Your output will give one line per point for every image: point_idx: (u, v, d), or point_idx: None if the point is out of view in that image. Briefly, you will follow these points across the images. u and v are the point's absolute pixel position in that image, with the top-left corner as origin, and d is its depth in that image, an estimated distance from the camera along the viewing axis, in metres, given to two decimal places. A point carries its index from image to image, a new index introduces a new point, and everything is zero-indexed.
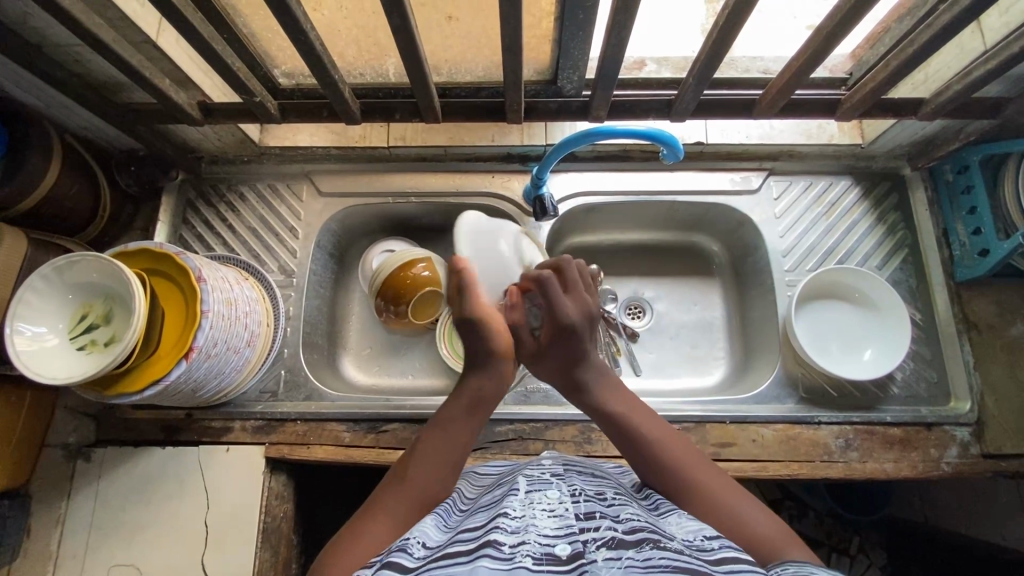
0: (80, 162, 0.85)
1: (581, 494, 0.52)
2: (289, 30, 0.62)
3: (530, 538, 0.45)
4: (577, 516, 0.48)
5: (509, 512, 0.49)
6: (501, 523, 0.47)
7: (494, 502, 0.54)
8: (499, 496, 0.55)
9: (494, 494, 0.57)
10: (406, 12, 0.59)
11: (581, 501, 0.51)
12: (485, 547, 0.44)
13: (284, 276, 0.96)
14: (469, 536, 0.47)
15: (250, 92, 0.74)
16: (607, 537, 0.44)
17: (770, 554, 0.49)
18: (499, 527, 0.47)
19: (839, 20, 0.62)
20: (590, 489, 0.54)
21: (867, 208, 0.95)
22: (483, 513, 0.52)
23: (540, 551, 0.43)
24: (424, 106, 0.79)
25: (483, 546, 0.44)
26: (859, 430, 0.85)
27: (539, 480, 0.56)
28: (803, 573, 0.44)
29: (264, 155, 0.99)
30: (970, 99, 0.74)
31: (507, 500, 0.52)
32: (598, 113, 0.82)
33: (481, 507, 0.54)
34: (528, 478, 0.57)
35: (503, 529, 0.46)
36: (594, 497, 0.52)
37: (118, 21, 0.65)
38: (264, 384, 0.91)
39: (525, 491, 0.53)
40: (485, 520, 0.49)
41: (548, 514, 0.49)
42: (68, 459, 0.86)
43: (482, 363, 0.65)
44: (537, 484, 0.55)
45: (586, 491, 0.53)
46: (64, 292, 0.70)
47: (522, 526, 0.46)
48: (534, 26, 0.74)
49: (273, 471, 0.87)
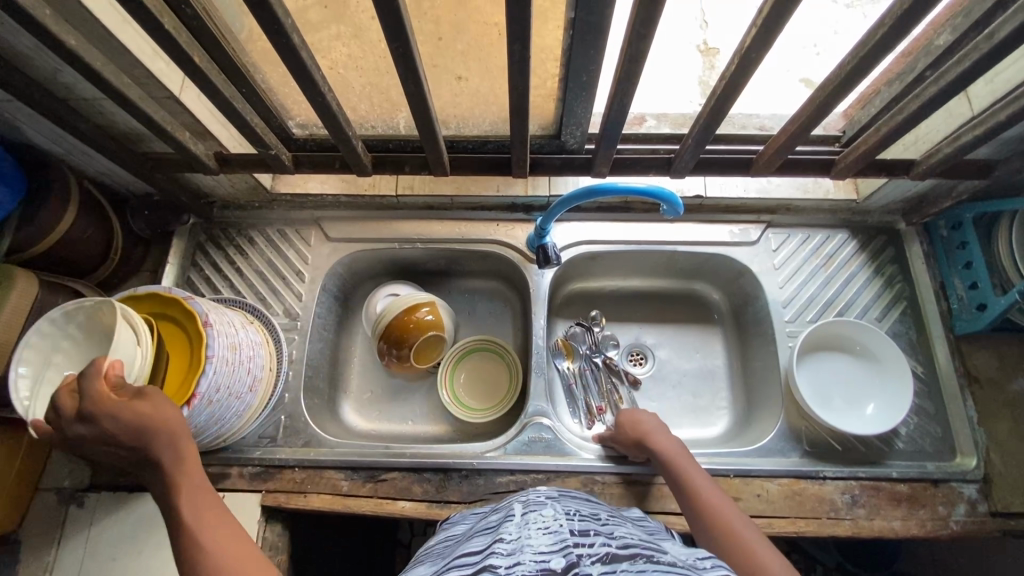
0: (96, 207, 0.87)
1: (576, 514, 0.54)
2: (307, 93, 0.65)
3: (525, 558, 0.44)
4: (571, 532, 0.49)
5: (504, 537, 0.49)
6: (498, 548, 0.47)
7: (491, 527, 0.56)
8: (497, 521, 0.56)
9: (493, 521, 0.59)
10: (420, 79, 0.62)
11: (576, 521, 0.52)
12: (481, 570, 0.43)
13: (289, 319, 0.97)
14: (467, 560, 0.47)
15: (266, 145, 0.77)
16: (602, 552, 0.44)
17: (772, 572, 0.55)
18: (496, 552, 0.47)
19: (831, 90, 0.64)
20: (585, 511, 0.56)
21: (865, 260, 0.97)
22: (483, 538, 0.53)
23: (536, 567, 0.42)
24: (433, 160, 0.81)
25: (480, 569, 0.44)
26: (866, 486, 0.83)
27: (534, 502, 0.58)
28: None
29: (274, 201, 1.02)
30: (961, 161, 0.77)
31: (503, 525, 0.54)
32: (601, 169, 0.85)
33: (481, 531, 0.57)
34: (523, 503, 0.59)
35: (499, 553, 0.46)
36: (588, 518, 0.54)
37: (144, 79, 0.68)
38: (263, 429, 0.90)
39: (521, 515, 0.55)
40: (482, 545, 0.50)
41: (543, 533, 0.49)
42: (61, 505, 0.85)
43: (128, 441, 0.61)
44: (532, 506, 0.57)
45: (581, 513, 0.55)
46: (70, 335, 0.70)
47: (516, 548, 0.46)
48: (540, 86, 0.77)
49: (269, 521, 0.86)
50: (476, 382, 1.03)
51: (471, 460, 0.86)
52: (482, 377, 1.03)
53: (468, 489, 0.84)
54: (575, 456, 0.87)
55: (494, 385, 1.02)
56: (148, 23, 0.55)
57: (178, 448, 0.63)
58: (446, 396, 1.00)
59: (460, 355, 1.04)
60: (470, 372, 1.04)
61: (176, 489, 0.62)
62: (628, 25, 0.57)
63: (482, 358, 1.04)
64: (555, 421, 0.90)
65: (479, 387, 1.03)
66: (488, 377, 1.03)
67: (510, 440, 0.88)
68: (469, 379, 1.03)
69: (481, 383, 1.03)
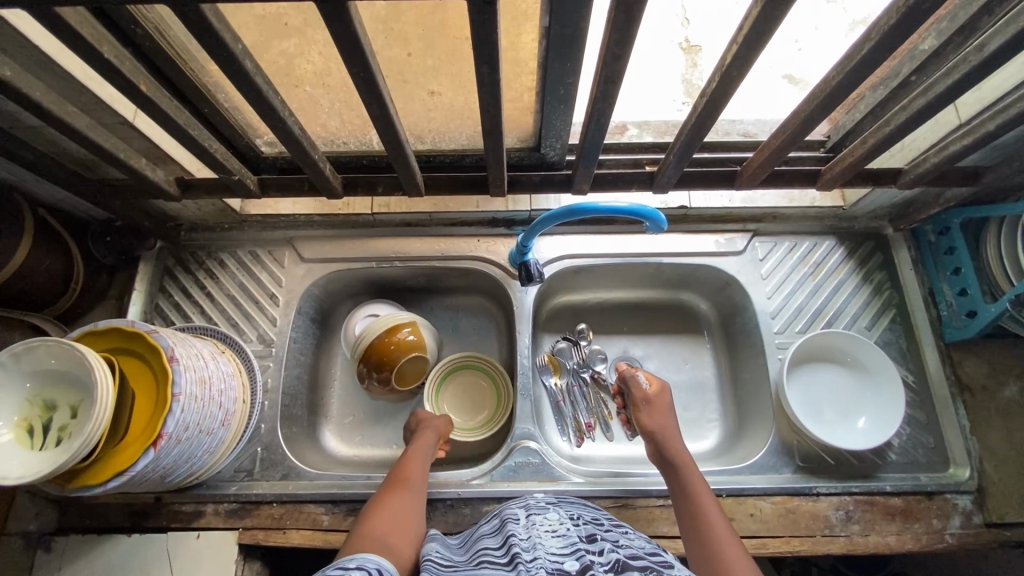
0: (52, 237, 0.82)
1: (579, 519, 0.60)
2: (266, 117, 0.61)
3: (541, 555, 0.50)
4: (580, 537, 0.54)
5: (517, 533, 0.55)
6: (514, 542, 0.53)
7: (498, 526, 0.61)
8: (502, 521, 0.61)
9: (496, 519, 0.64)
10: (386, 101, 0.59)
11: (581, 525, 0.58)
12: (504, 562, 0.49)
13: (263, 345, 0.93)
14: (489, 555, 0.53)
15: (229, 171, 0.73)
16: (613, 560, 0.49)
17: None
18: (512, 545, 0.52)
19: (815, 105, 0.62)
20: (586, 515, 0.62)
21: (853, 267, 0.95)
22: (492, 537, 0.58)
23: (552, 565, 0.48)
24: (406, 181, 0.77)
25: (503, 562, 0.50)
26: (860, 501, 0.82)
27: (536, 507, 0.64)
28: None
29: (245, 222, 0.98)
30: (948, 169, 0.75)
31: (511, 524, 0.59)
32: (582, 186, 0.82)
33: (486, 533, 0.61)
34: (525, 506, 0.64)
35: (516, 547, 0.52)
36: (591, 522, 0.60)
37: (93, 105, 0.64)
38: (239, 463, 0.87)
39: (526, 516, 0.60)
40: (497, 540, 0.55)
41: (551, 534, 0.55)
42: (28, 550, 0.80)
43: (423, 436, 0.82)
44: (535, 509, 0.63)
45: (583, 517, 0.61)
46: (21, 380, 0.66)
47: (531, 545, 0.52)
48: (516, 99, 0.74)
49: (248, 558, 0.82)
50: (460, 401, 1.00)
51: (455, 490, 0.83)
52: (467, 396, 1.00)
53: (455, 521, 0.82)
54: (564, 481, 0.84)
55: (477, 406, 0.99)
56: (88, 53, 0.50)
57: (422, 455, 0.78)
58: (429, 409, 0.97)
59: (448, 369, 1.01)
60: (453, 390, 1.01)
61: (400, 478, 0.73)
62: (604, 43, 0.55)
63: (469, 377, 1.01)
64: (542, 444, 0.88)
65: (463, 406, 0.99)
66: (473, 398, 1.00)
67: (497, 465, 0.86)
68: (453, 398, 1.00)
69: (465, 403, 1.00)
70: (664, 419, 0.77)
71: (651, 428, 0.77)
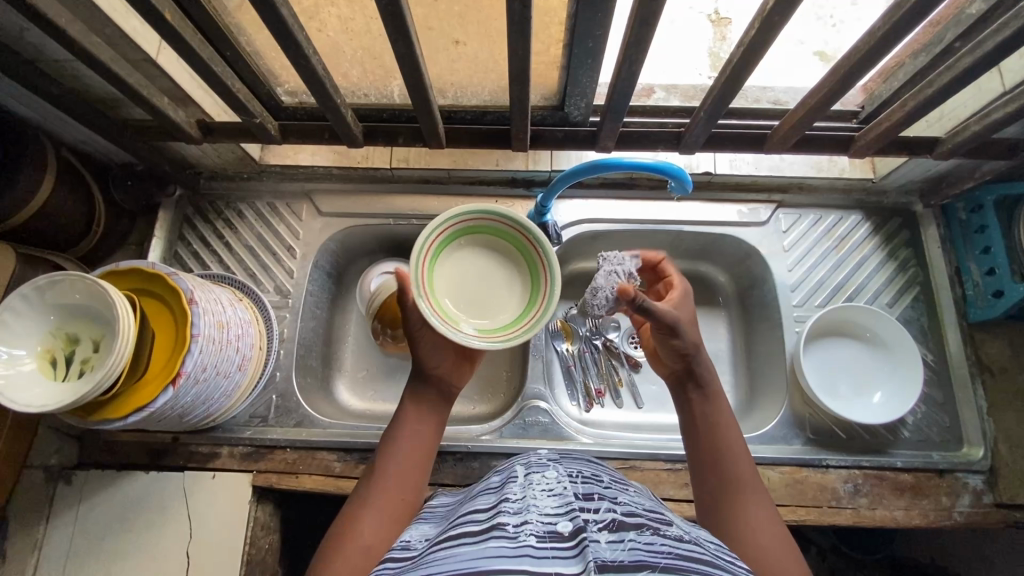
0: (75, 177, 0.83)
1: (579, 476, 0.55)
2: (290, 54, 0.60)
3: (532, 518, 0.46)
4: (576, 495, 0.50)
5: (510, 496, 0.50)
6: (505, 506, 0.49)
7: (495, 486, 0.56)
8: (499, 480, 0.57)
9: (495, 478, 0.59)
10: (412, 40, 0.58)
11: (579, 482, 0.53)
12: (493, 529, 0.45)
13: (280, 296, 0.94)
14: (474, 519, 0.48)
15: (250, 114, 0.72)
16: (608, 519, 0.45)
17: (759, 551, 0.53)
18: (504, 510, 0.48)
19: (861, 57, 0.60)
20: (587, 471, 0.57)
21: (878, 244, 0.93)
22: (487, 497, 0.54)
23: (543, 529, 0.44)
24: (427, 131, 0.77)
25: (491, 528, 0.45)
26: (869, 475, 0.82)
27: (535, 464, 0.58)
28: None
29: (263, 172, 0.97)
30: (988, 140, 0.72)
31: (507, 484, 0.54)
32: (606, 143, 0.80)
33: (485, 490, 0.56)
34: (525, 464, 0.59)
35: (507, 512, 0.47)
36: (591, 479, 0.55)
37: (117, 39, 0.64)
38: (254, 409, 0.88)
39: (524, 475, 0.56)
40: (488, 503, 0.51)
41: (547, 493, 0.51)
42: (49, 482, 0.83)
43: (426, 376, 0.67)
44: (534, 467, 0.57)
45: (583, 473, 0.56)
46: (44, 313, 0.67)
47: (523, 507, 0.48)
48: (543, 52, 0.72)
49: (261, 500, 0.85)
50: (465, 274, 0.65)
51: (465, 443, 0.84)
52: (492, 287, 0.65)
53: (463, 473, 0.83)
54: (573, 441, 0.85)
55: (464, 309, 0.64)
56: None
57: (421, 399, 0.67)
58: (433, 248, 0.63)
59: (534, 278, 0.64)
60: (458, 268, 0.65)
61: (396, 429, 0.65)
62: None
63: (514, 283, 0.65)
64: (553, 405, 0.88)
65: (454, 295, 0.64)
66: (481, 297, 0.64)
67: (506, 423, 0.87)
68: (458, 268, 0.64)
69: (453, 293, 0.64)
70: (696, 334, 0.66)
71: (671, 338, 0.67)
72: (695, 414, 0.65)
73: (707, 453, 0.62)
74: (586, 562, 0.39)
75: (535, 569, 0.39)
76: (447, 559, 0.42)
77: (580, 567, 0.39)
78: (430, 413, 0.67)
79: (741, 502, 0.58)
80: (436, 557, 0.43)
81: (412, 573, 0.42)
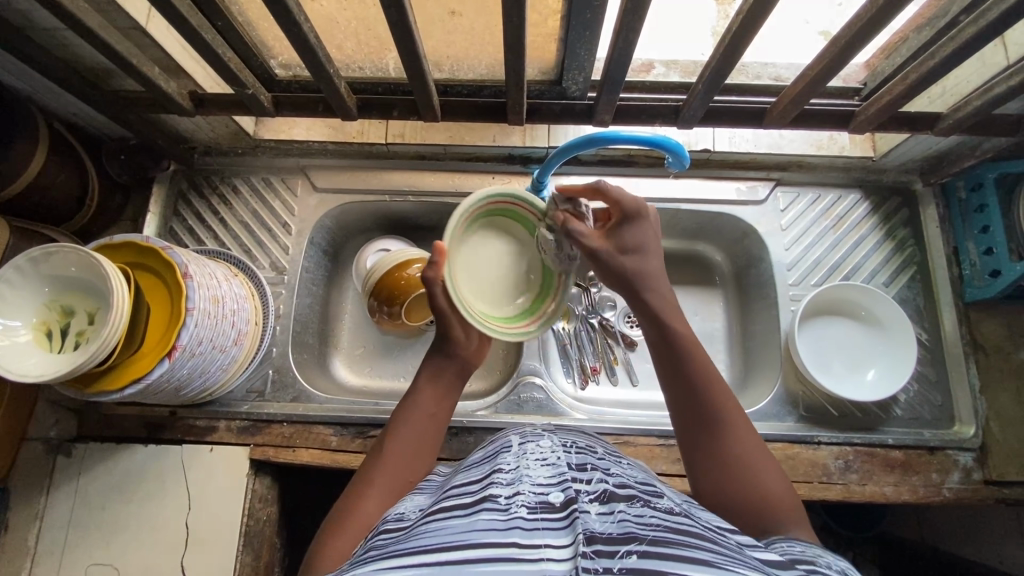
0: (67, 149, 0.82)
1: (573, 446, 0.55)
2: (282, 22, 0.59)
3: (524, 488, 0.46)
4: (570, 465, 0.50)
5: (503, 466, 0.51)
6: (497, 477, 0.49)
7: (488, 456, 0.57)
8: (493, 450, 0.57)
9: (489, 448, 0.60)
10: (405, 6, 0.56)
11: (573, 452, 0.54)
12: (484, 501, 0.45)
13: (276, 273, 0.94)
14: (466, 490, 0.49)
15: (242, 85, 0.71)
16: (600, 490, 0.46)
17: (768, 506, 0.53)
18: (496, 481, 0.48)
19: (861, 27, 0.59)
20: (582, 442, 0.57)
21: (876, 223, 0.92)
22: (480, 466, 0.54)
23: (535, 500, 0.45)
24: (423, 104, 0.76)
25: (482, 500, 0.46)
26: (860, 452, 0.82)
27: (531, 434, 0.59)
28: (811, 552, 0.45)
29: (259, 147, 0.96)
30: (989, 116, 0.71)
31: (500, 454, 0.55)
32: (604, 117, 0.80)
33: (476, 462, 0.57)
34: (520, 434, 0.60)
35: (499, 483, 0.48)
36: (586, 450, 0.55)
37: (106, 6, 0.63)
38: (251, 383, 0.89)
39: (519, 444, 0.56)
40: (481, 473, 0.52)
41: (541, 463, 0.51)
42: (49, 454, 0.84)
43: (445, 349, 0.67)
44: (529, 437, 0.58)
45: (578, 444, 0.56)
46: (39, 285, 0.67)
47: (516, 477, 0.49)
48: (540, 24, 0.70)
49: (258, 473, 0.85)
50: (486, 254, 0.65)
51: (461, 418, 0.84)
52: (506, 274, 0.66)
53: (458, 447, 0.84)
54: (567, 417, 0.86)
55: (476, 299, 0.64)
56: None
57: (435, 375, 0.66)
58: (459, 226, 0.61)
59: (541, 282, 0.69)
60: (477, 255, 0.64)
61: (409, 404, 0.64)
62: None
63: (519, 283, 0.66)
64: (547, 381, 0.89)
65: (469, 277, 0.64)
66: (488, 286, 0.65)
67: (502, 398, 0.88)
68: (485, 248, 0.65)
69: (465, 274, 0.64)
70: (650, 270, 0.62)
71: (613, 271, 0.62)
72: (673, 365, 0.60)
73: (684, 392, 0.59)
74: (575, 534, 0.40)
75: (525, 541, 0.40)
76: (438, 531, 0.42)
77: (569, 539, 0.39)
78: (448, 392, 0.66)
79: (727, 440, 0.56)
80: (427, 528, 0.43)
81: (404, 541, 0.43)
